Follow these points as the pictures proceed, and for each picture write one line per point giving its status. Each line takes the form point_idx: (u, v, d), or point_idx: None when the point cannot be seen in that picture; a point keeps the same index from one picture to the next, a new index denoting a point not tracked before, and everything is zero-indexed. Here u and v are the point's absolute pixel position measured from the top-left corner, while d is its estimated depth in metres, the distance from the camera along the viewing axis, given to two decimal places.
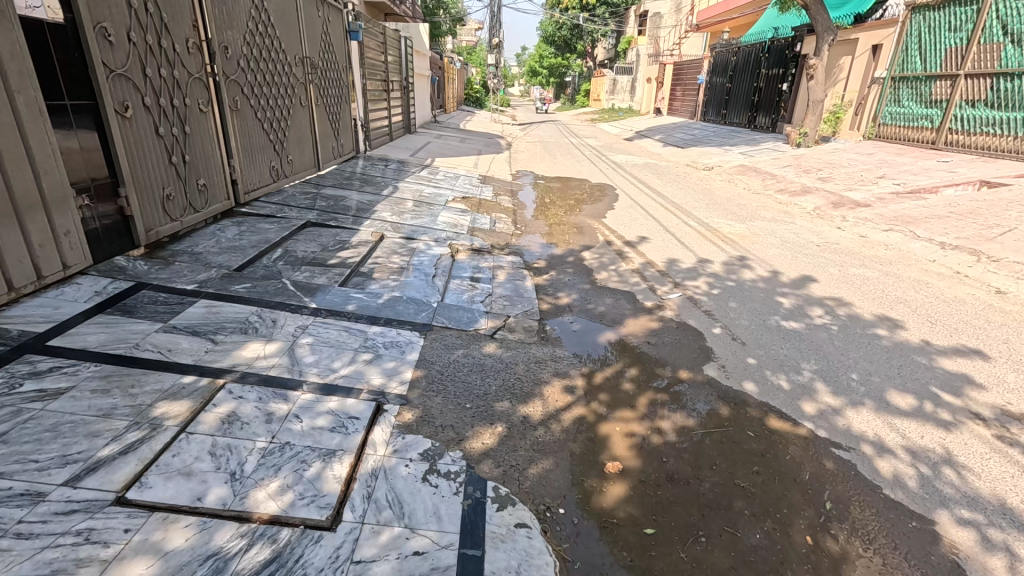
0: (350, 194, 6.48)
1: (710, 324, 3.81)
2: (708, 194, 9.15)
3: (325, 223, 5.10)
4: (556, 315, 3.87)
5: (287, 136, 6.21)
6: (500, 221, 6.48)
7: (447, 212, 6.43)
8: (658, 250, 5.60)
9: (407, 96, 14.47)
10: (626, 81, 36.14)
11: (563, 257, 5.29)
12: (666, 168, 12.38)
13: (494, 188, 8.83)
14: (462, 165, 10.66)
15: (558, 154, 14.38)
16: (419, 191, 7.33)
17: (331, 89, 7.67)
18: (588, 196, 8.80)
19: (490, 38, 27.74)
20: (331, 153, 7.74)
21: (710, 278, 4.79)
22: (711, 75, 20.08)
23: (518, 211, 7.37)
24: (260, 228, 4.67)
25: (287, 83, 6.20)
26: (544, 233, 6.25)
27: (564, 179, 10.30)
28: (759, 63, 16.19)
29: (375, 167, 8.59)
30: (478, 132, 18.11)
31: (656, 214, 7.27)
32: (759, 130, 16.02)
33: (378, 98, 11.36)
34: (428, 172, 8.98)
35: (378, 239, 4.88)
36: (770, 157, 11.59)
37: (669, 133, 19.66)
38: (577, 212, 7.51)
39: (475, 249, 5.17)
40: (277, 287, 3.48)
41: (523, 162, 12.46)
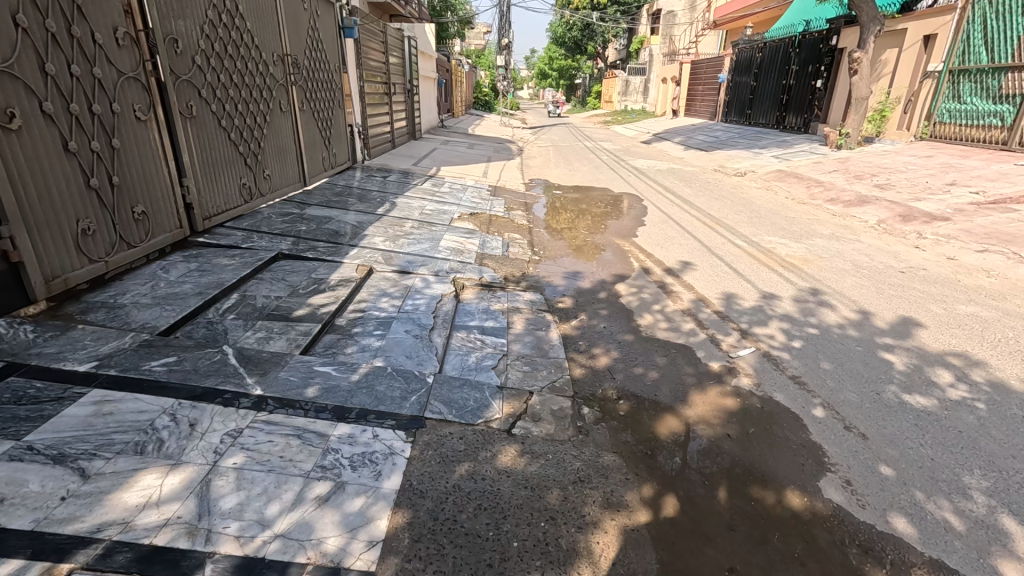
0: (338, 213, 5.55)
1: (807, 401, 2.79)
2: (748, 205, 8.10)
3: (301, 254, 4.16)
4: (594, 388, 2.88)
5: (263, 147, 5.29)
6: (514, 244, 5.51)
7: (452, 233, 5.47)
8: (709, 282, 4.59)
9: (412, 101, 13.57)
10: (640, 81, 35.04)
11: (593, 293, 4.29)
12: (694, 175, 11.33)
13: (505, 200, 7.87)
14: (471, 174, 9.72)
15: (573, 160, 13.39)
16: (420, 207, 6.40)
17: (319, 92, 6.75)
18: (612, 209, 7.80)
19: (498, 39, 26.83)
20: (320, 164, 6.82)
21: (784, 323, 3.76)
22: (733, 73, 18.99)
23: (534, 229, 6.39)
24: (217, 265, 3.73)
25: (262, 84, 5.28)
26: (566, 257, 5.27)
27: (582, 188, 9.33)
28: (789, 59, 15.11)
29: (373, 179, 7.67)
30: (487, 137, 17.16)
31: (695, 231, 6.26)
32: (789, 130, 14.92)
33: (379, 102, 10.46)
34: (431, 184, 8.04)
35: (365, 276, 3.93)
36: (810, 161, 10.50)
37: (689, 135, 18.56)
38: (601, 229, 6.52)
39: (484, 286, 4.19)
40: (213, 361, 2.53)
41: (537, 169, 11.50)
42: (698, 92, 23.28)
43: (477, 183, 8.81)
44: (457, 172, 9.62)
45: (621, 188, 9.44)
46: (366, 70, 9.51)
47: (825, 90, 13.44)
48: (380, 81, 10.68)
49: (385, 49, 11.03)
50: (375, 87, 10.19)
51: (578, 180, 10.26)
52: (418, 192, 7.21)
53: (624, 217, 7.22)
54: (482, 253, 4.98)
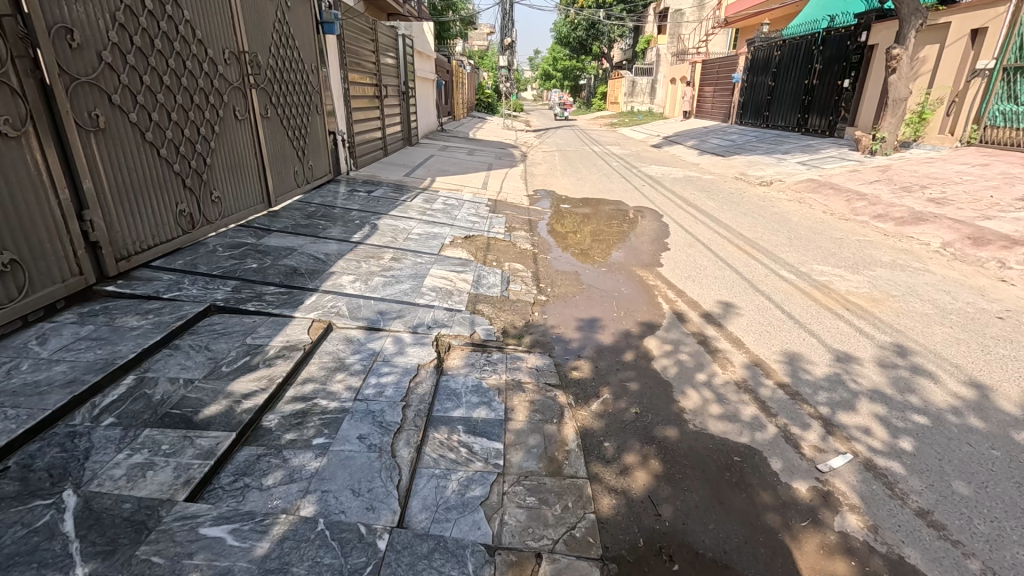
0: (305, 240, 4.62)
1: (959, 566, 1.83)
2: (782, 221, 7.14)
3: (240, 306, 3.23)
4: (632, 538, 1.94)
5: (210, 164, 4.36)
6: (516, 279, 4.56)
7: (441, 265, 4.54)
8: (761, 335, 3.64)
9: (407, 104, 12.68)
10: (647, 82, 34.05)
11: (617, 353, 3.34)
12: (713, 184, 10.37)
13: (507, 217, 6.92)
14: (469, 185, 8.77)
15: (581, 167, 12.42)
16: (407, 229, 5.48)
17: (289, 97, 5.82)
18: (629, 226, 6.83)
19: (501, 39, 25.97)
20: (291, 180, 5.88)
21: (878, 405, 2.81)
22: (749, 73, 18.00)
23: (539, 255, 5.44)
24: (119, 328, 2.81)
25: (209, 87, 4.35)
26: (580, 296, 4.33)
27: (594, 202, 8.37)
28: (811, 57, 14.16)
29: (355, 194, 6.74)
30: (489, 142, 16.25)
31: (730, 259, 5.30)
32: (812, 133, 13.96)
33: (368, 107, 9.52)
34: (423, 198, 7.10)
35: (318, 339, 2.99)
36: (843, 169, 9.54)
37: (702, 138, 17.56)
38: (619, 253, 5.57)
39: (476, 347, 3.24)
40: (37, 526, 1.60)
41: (541, 178, 10.55)
42: (709, 94, 22.26)
43: (476, 196, 7.88)
44: (454, 183, 8.68)
45: (636, 200, 8.49)
46: (352, 72, 8.58)
47: (853, 90, 12.46)
48: (370, 83, 9.74)
49: (376, 48, 10.08)
50: (364, 91, 9.26)
51: (588, 191, 9.31)
52: (406, 210, 6.28)
53: (644, 238, 6.25)
54: (476, 293, 4.03)
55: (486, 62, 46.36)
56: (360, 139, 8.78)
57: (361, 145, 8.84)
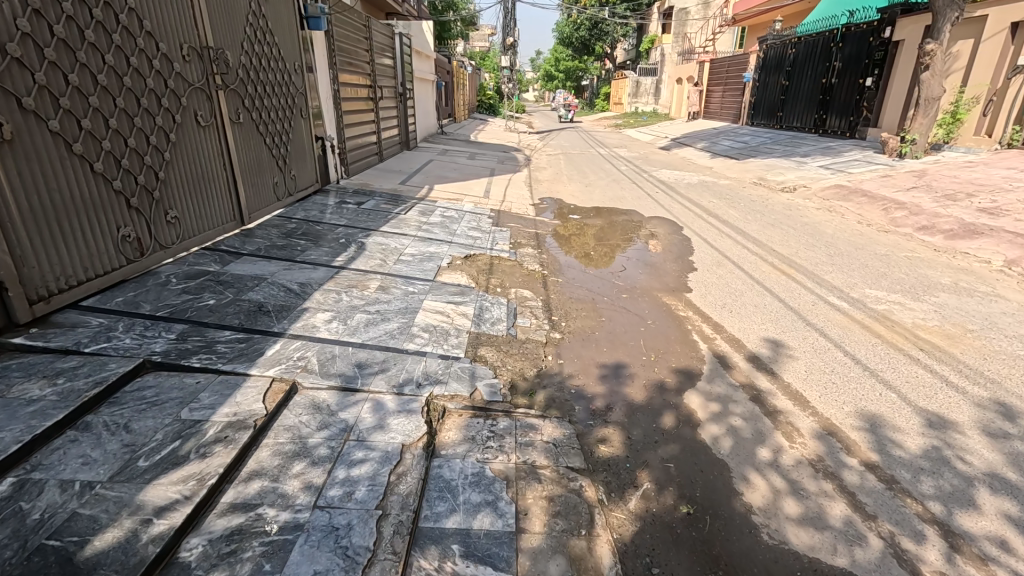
0: (279, 266, 3.97)
1: None
2: (815, 233, 6.49)
3: (183, 362, 2.58)
4: None
5: (165, 179, 3.68)
6: (525, 310, 3.91)
7: (437, 294, 3.90)
8: (827, 387, 2.98)
9: (405, 106, 12.05)
10: (652, 82, 33.44)
11: (653, 417, 2.69)
12: (730, 190, 9.72)
13: (511, 231, 6.27)
14: (470, 194, 8.14)
15: (588, 172, 11.78)
16: (399, 249, 4.83)
17: (265, 100, 5.15)
18: (646, 240, 6.18)
19: (503, 39, 25.40)
20: (270, 193, 5.21)
21: (1004, 499, 2.14)
22: (761, 71, 17.33)
23: (550, 277, 4.79)
24: (13, 399, 2.16)
25: (162, 88, 3.67)
26: (600, 332, 3.67)
27: (606, 212, 7.72)
28: (829, 55, 13.50)
29: (345, 206, 6.11)
30: (491, 144, 15.63)
31: (768, 282, 4.64)
32: (831, 135, 13.29)
33: (362, 110, 8.88)
34: (419, 210, 6.45)
35: (274, 410, 2.34)
36: (871, 174, 8.88)
37: (713, 140, 16.90)
38: (639, 274, 4.91)
39: (477, 413, 2.59)
40: None
41: (547, 184, 9.91)
42: (718, 94, 21.60)
43: (478, 206, 7.24)
44: (454, 192, 8.04)
45: (651, 209, 7.83)
46: (344, 72, 7.93)
47: (876, 89, 11.80)
48: (364, 84, 9.09)
49: (371, 47, 9.44)
50: (357, 93, 8.60)
51: (598, 198, 8.66)
52: (399, 225, 5.63)
53: (666, 254, 5.59)
54: (477, 332, 3.39)
55: (488, 63, 45.80)
56: (352, 145, 8.12)
57: (354, 151, 8.18)
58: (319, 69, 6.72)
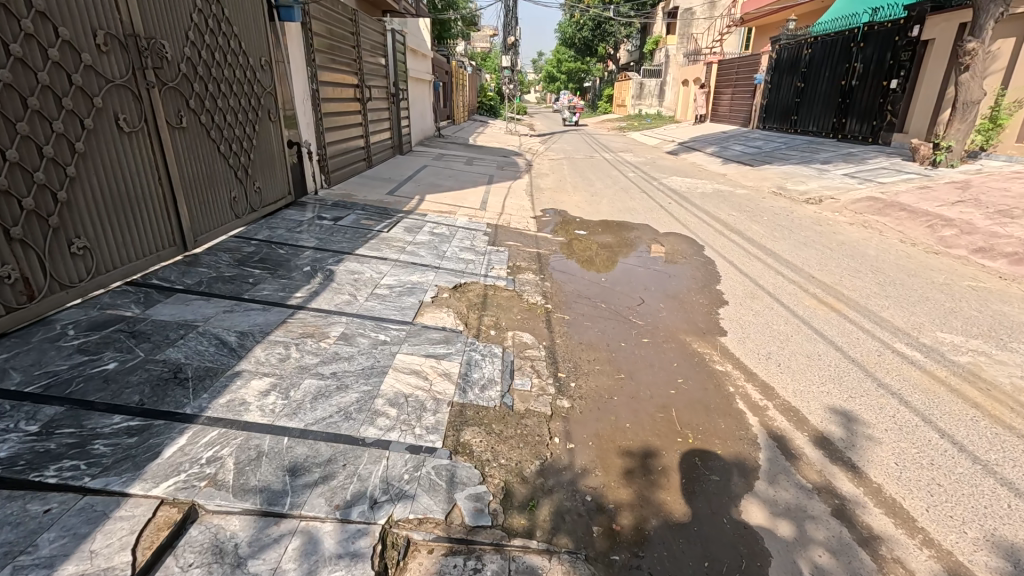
0: (218, 307, 3.19)
1: None
2: (855, 254, 5.72)
3: (34, 474, 1.80)
4: None
5: (67, 202, 2.86)
6: (524, 365, 3.13)
7: (414, 344, 3.11)
8: (935, 493, 2.20)
9: (398, 107, 11.27)
10: (657, 84, 32.71)
11: (706, 551, 1.90)
12: (749, 201, 8.95)
13: (509, 251, 5.48)
14: (464, 205, 7.37)
15: (594, 179, 11.00)
16: (373, 278, 4.05)
17: (218, 99, 4.33)
18: (663, 263, 5.40)
19: (504, 38, 24.67)
20: (224, 210, 4.40)
21: None
22: (774, 73, 16.57)
23: (554, 313, 4.01)
24: None
25: (62, 84, 2.83)
26: (620, 397, 2.89)
27: (615, 226, 6.94)
28: (848, 55, 12.74)
29: (319, 222, 5.33)
30: (490, 148, 14.86)
31: (817, 323, 3.86)
32: (851, 140, 12.54)
33: (347, 111, 8.08)
34: (404, 226, 5.67)
35: (148, 566, 1.55)
36: (906, 184, 8.11)
37: (723, 145, 16.14)
38: (660, 309, 4.14)
39: (455, 550, 1.81)
40: None
41: (550, 194, 9.13)
42: (726, 96, 20.84)
43: (472, 221, 6.47)
44: (446, 203, 7.27)
45: (666, 223, 7.05)
46: (325, 70, 7.13)
47: (902, 91, 11.02)
48: (350, 84, 8.29)
49: (358, 43, 8.65)
50: (340, 93, 7.79)
51: (605, 210, 7.88)
52: (379, 246, 4.86)
53: (688, 282, 4.82)
54: (463, 404, 2.60)
55: (488, 63, 44.97)
56: (335, 150, 7.32)
57: (336, 158, 7.40)
58: (291, 67, 5.92)
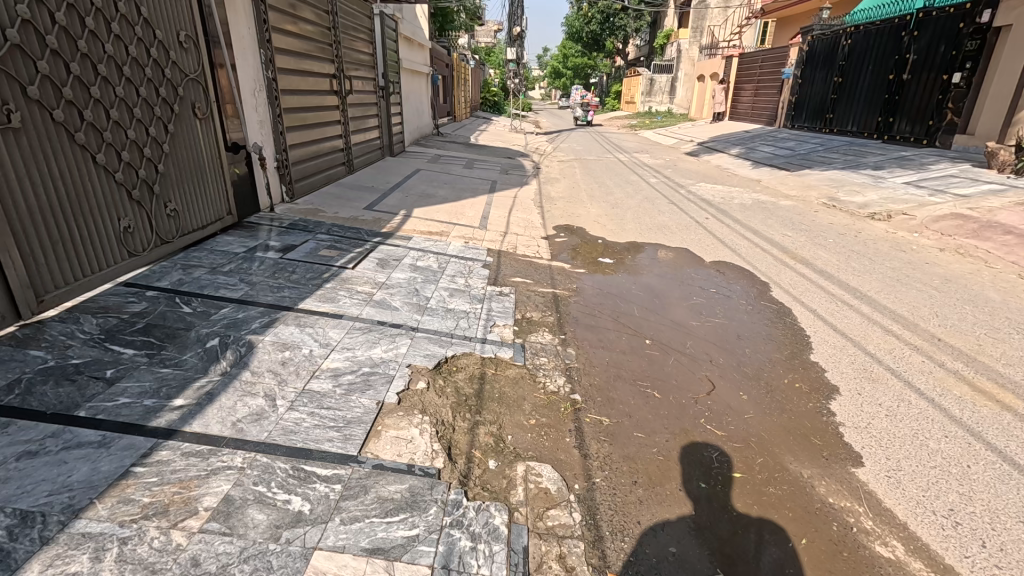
0: (12, 446, 1.83)
1: None
2: (972, 295, 4.35)
3: None
4: None
5: None
6: (545, 558, 1.77)
7: (353, 518, 1.76)
8: None
9: (388, 103, 9.86)
10: (668, 80, 31.34)
11: None
12: (797, 214, 7.59)
13: (515, 293, 4.11)
14: (461, 222, 6.02)
15: (611, 186, 9.62)
16: (314, 357, 2.69)
17: (91, 85, 2.93)
18: (721, 309, 4.04)
19: (510, 29, 23.25)
20: (101, 248, 3.01)
21: None
22: (806, 66, 15.12)
23: (586, 414, 2.66)
24: None
25: None
26: (648, 452, 2.38)
27: (648, 251, 5.57)
28: (898, 45, 11.34)
29: (262, 255, 3.98)
30: (494, 149, 13.49)
31: (997, 439, 2.49)
32: (901, 141, 11.16)
33: (319, 107, 6.65)
34: (376, 257, 4.31)
35: None
36: (993, 197, 6.73)
37: (749, 146, 14.74)
38: (744, 410, 2.73)
39: None
40: None
41: (563, 205, 7.78)
42: (747, 92, 19.44)
43: (469, 246, 5.11)
44: (437, 219, 5.92)
45: (711, 247, 5.68)
46: (286, 55, 5.68)
47: (968, 86, 9.64)
48: (323, 74, 6.83)
49: (336, 25, 7.14)
50: (310, 85, 6.33)
51: (631, 228, 6.50)
52: (334, 293, 3.50)
53: (763, 346, 3.45)
54: None
55: (492, 59, 43.41)
56: (298, 156, 5.90)
57: (302, 164, 5.99)
58: (230, 48, 4.48)
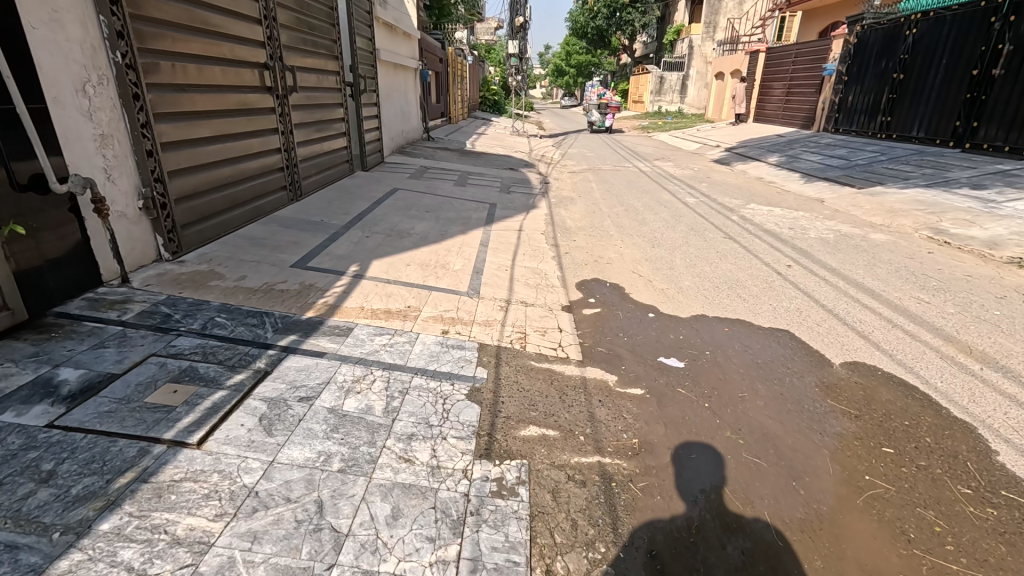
0: None
1: None
2: None
3: None
4: None
5: None
6: None
7: None
8: None
9: (359, 103, 7.79)
10: (679, 78, 29.44)
11: None
12: (902, 253, 5.63)
13: (527, 485, 2.09)
14: (439, 286, 4.00)
15: (640, 209, 7.58)
16: None
17: None
18: (939, 520, 2.04)
19: (511, 19, 21.15)
20: None
21: None
22: (856, 60, 13.01)
23: None
24: None
25: None
26: (670, 498, 2.13)
27: (730, 342, 3.51)
28: (984, 35, 9.40)
29: (11, 421, 1.93)
30: (493, 157, 11.48)
31: None
32: (993, 150, 9.18)
33: (240, 111, 4.58)
34: (260, 400, 2.29)
35: None
36: None
37: (789, 153, 12.72)
38: None
39: None
40: None
41: (584, 243, 5.77)
42: (775, 91, 17.49)
43: (445, 345, 3.06)
44: (403, 284, 3.90)
45: (827, 332, 3.65)
46: (163, 29, 3.60)
47: None
48: (249, 63, 4.74)
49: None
50: (218, 77, 4.22)
51: (689, 288, 4.49)
52: (99, 569, 1.46)
53: None
54: None
55: (492, 56, 41.19)
56: (184, 186, 3.80)
57: (192, 199, 3.91)
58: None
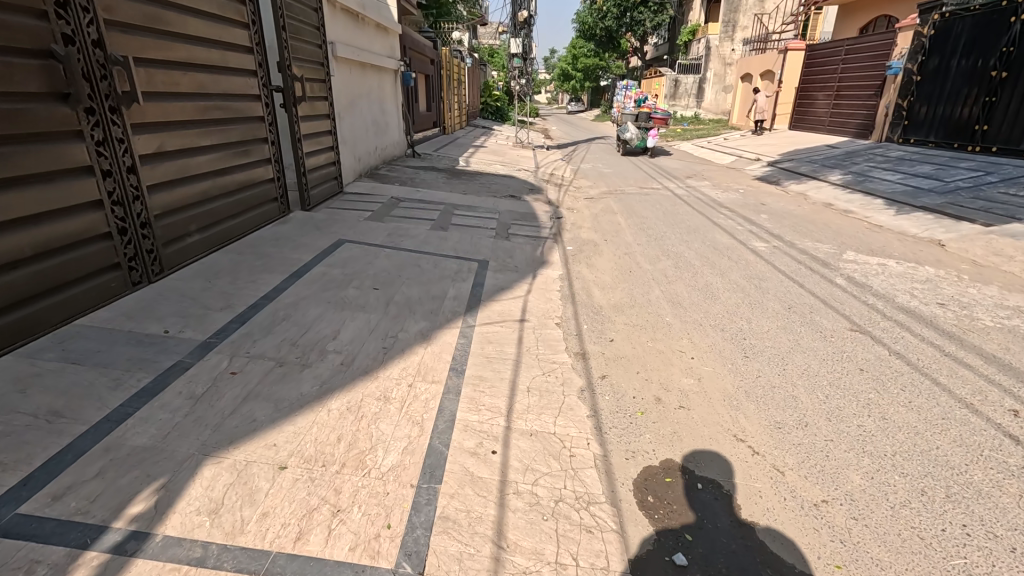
0: None
1: None
2: None
3: None
4: None
5: None
6: None
7: None
8: None
9: (297, 116, 5.50)
10: (695, 80, 27.18)
11: None
12: None
13: None
14: (328, 556, 1.70)
15: (696, 264, 5.26)
16: None
17: None
18: None
19: (514, 13, 18.91)
20: None
21: None
22: (934, 54, 10.60)
23: None
24: None
25: None
26: (683, 541, 2.00)
27: None
28: None
29: None
30: (491, 179, 9.22)
31: None
32: None
33: None
34: None
35: None
36: None
37: (853, 170, 10.38)
38: None
39: None
40: None
41: (628, 348, 3.47)
42: (818, 95, 15.20)
43: None
44: (236, 571, 1.61)
45: None
46: None
47: None
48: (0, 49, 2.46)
49: None
50: None
51: (870, 504, 2.15)
52: None
53: None
54: None
55: (495, 60, 39.10)
56: None
57: None
58: None
